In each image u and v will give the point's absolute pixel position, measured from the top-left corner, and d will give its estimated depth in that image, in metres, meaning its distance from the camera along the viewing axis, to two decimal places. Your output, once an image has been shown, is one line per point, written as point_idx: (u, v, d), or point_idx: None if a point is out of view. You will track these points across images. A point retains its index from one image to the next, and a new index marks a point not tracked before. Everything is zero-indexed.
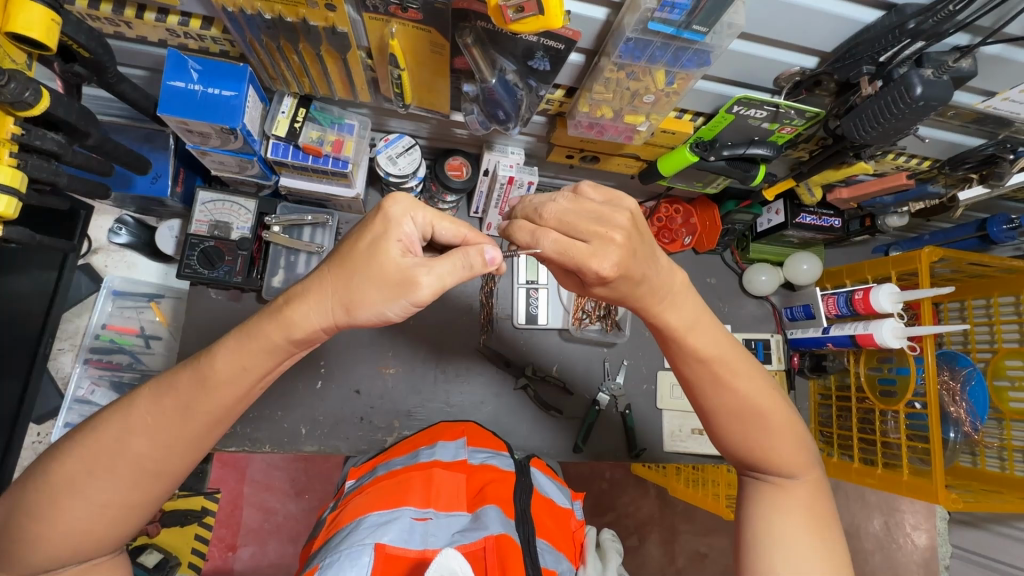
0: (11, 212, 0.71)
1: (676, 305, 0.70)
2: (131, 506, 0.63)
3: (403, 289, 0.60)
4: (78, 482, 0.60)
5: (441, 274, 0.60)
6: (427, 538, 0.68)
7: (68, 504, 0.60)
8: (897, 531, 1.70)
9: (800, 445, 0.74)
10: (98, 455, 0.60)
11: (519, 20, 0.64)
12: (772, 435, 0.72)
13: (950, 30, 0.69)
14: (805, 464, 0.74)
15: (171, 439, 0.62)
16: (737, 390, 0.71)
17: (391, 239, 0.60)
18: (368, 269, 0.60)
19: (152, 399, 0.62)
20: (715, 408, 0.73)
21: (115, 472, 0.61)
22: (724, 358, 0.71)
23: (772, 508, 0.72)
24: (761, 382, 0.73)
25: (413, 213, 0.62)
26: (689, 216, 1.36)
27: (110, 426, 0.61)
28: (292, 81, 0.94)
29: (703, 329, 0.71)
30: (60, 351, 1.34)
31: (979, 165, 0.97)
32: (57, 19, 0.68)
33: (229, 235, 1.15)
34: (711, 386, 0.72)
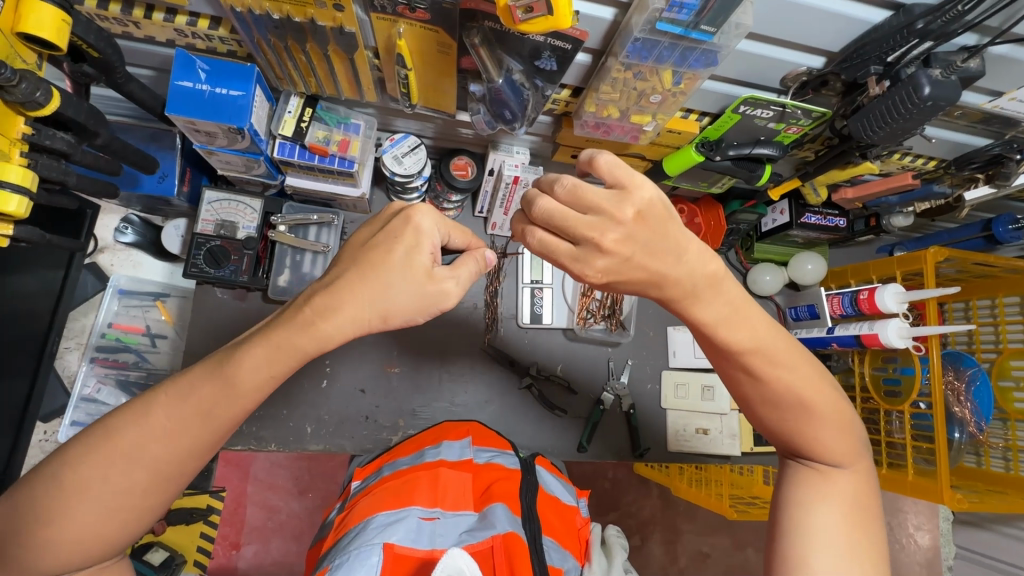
0: (22, 211, 0.72)
1: (705, 300, 0.63)
2: (142, 509, 0.62)
3: (434, 299, 0.63)
4: (90, 484, 0.59)
5: (464, 281, 0.65)
6: (435, 538, 0.69)
7: (82, 507, 0.59)
8: (901, 532, 1.73)
9: (847, 433, 0.71)
10: (114, 457, 0.59)
11: (528, 20, 0.64)
12: (817, 425, 0.69)
13: (959, 30, 0.69)
14: (851, 452, 0.71)
15: (188, 440, 0.61)
16: (781, 381, 0.67)
17: (425, 250, 0.62)
18: (404, 278, 0.61)
19: (170, 402, 0.61)
20: (757, 397, 0.69)
21: (131, 476, 0.60)
22: (769, 350, 0.66)
23: (811, 496, 0.70)
24: (809, 369, 0.68)
25: (439, 223, 0.64)
26: (693, 216, 1.33)
27: (127, 430, 0.60)
28: (299, 81, 0.94)
29: (748, 319, 0.65)
30: (66, 350, 1.34)
31: (985, 165, 0.97)
32: (68, 19, 0.68)
33: (234, 235, 1.15)
34: (754, 376, 0.67)
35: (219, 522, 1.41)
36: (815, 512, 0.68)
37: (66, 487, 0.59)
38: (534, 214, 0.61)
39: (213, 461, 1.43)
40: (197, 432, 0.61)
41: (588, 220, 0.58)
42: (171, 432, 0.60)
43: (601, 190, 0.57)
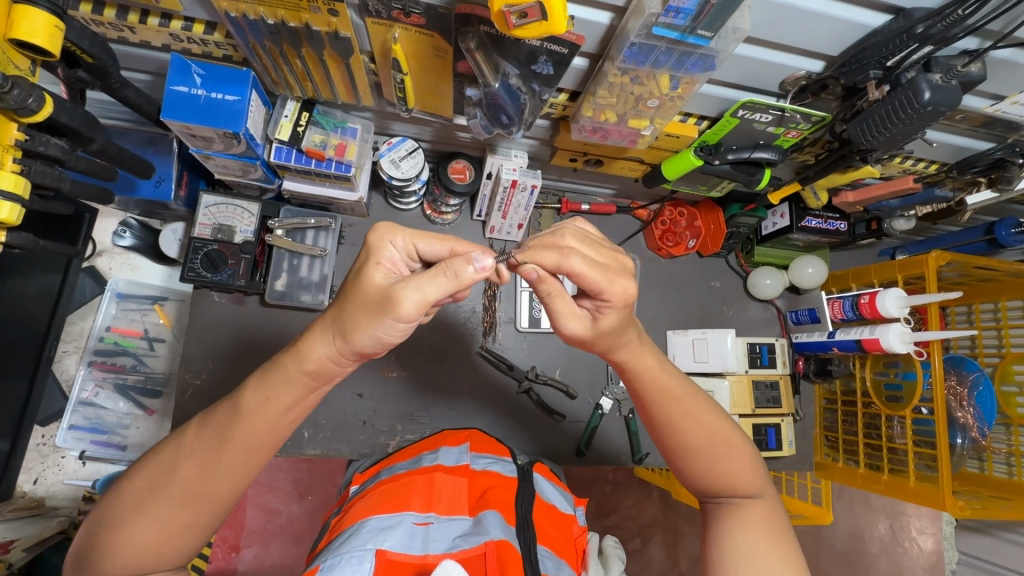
0: (14, 218, 0.71)
1: (644, 353, 0.72)
2: (186, 525, 0.63)
3: (387, 309, 0.57)
4: (143, 501, 0.62)
5: (421, 288, 0.57)
6: (428, 542, 0.68)
7: (136, 524, 0.61)
8: (903, 536, 1.68)
9: (755, 464, 0.75)
10: (155, 477, 0.63)
11: (523, 25, 0.64)
12: (728, 460, 0.73)
13: (959, 34, 0.68)
14: (762, 481, 0.75)
15: (209, 460, 0.63)
16: (688, 424, 0.73)
17: (373, 266, 0.60)
18: (353, 295, 0.59)
19: (199, 425, 0.64)
20: (670, 443, 0.75)
21: (167, 491, 0.62)
22: (673, 399, 0.73)
23: (733, 525, 0.73)
24: (710, 410, 0.75)
25: (393, 236, 0.62)
26: (693, 219, 1.37)
27: (166, 452, 0.64)
28: (295, 85, 0.93)
29: (651, 372, 0.72)
30: (64, 353, 1.34)
31: (987, 169, 0.96)
32: (61, 25, 0.68)
33: (232, 239, 1.14)
34: (664, 424, 0.74)
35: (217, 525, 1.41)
36: (737, 541, 0.71)
37: (119, 503, 0.63)
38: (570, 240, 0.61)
39: None
40: (223, 452, 0.62)
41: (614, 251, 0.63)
42: (202, 450, 0.63)
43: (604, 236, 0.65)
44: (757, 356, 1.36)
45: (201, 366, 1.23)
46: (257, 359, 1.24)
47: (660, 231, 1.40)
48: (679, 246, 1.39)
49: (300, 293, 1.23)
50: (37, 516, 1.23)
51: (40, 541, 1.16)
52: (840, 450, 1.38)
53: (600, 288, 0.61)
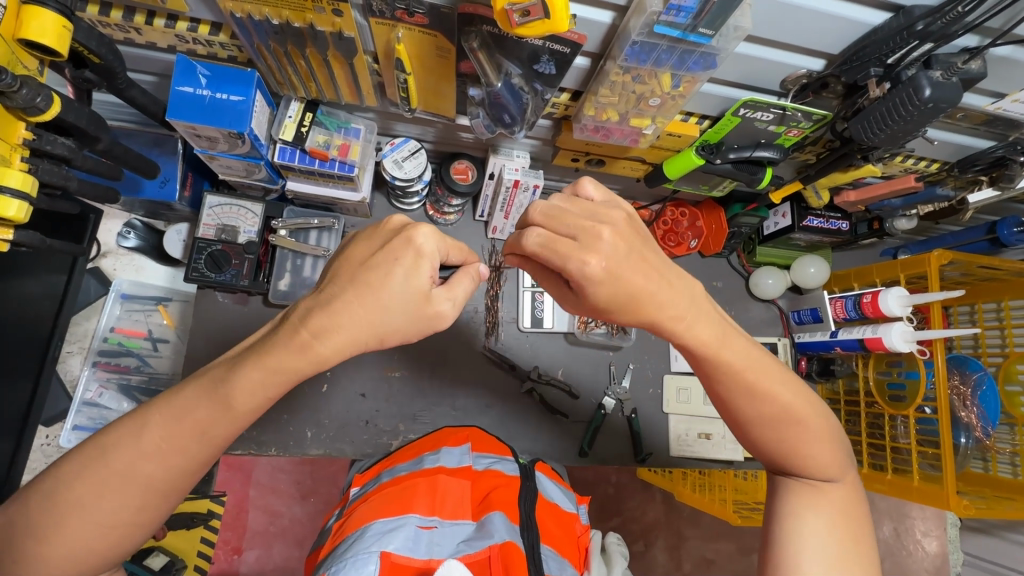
0: (22, 216, 0.72)
1: (703, 323, 0.64)
2: (136, 526, 0.62)
3: (427, 319, 0.62)
4: (91, 503, 0.60)
5: (458, 302, 0.65)
6: (432, 547, 0.68)
7: (87, 524, 0.59)
8: (907, 538, 1.70)
9: (835, 444, 0.72)
10: (108, 479, 0.60)
11: (525, 24, 0.64)
12: (811, 440, 0.69)
13: (960, 31, 0.69)
14: (839, 461, 0.72)
15: (174, 464, 0.61)
16: (775, 405, 0.67)
17: (426, 272, 0.61)
18: (400, 302, 0.60)
19: (163, 428, 0.61)
20: (754, 421, 0.69)
21: (124, 496, 0.60)
22: (762, 379, 0.67)
23: (802, 505, 0.71)
24: (797, 391, 0.69)
25: (441, 244, 0.63)
26: (694, 219, 1.37)
27: (121, 452, 0.60)
28: (299, 86, 0.94)
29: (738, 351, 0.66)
30: (69, 353, 1.35)
31: (989, 167, 0.96)
32: (69, 26, 0.68)
33: (236, 239, 1.15)
34: (750, 403, 0.67)
35: (219, 527, 1.41)
36: (805, 523, 0.70)
37: (57, 502, 0.59)
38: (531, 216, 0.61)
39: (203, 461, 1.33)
40: (195, 448, 0.62)
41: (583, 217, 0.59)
42: (165, 451, 0.61)
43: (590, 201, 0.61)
44: None
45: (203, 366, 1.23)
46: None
47: (663, 231, 1.40)
48: (680, 246, 1.39)
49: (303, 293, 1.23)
50: None
51: None
52: None
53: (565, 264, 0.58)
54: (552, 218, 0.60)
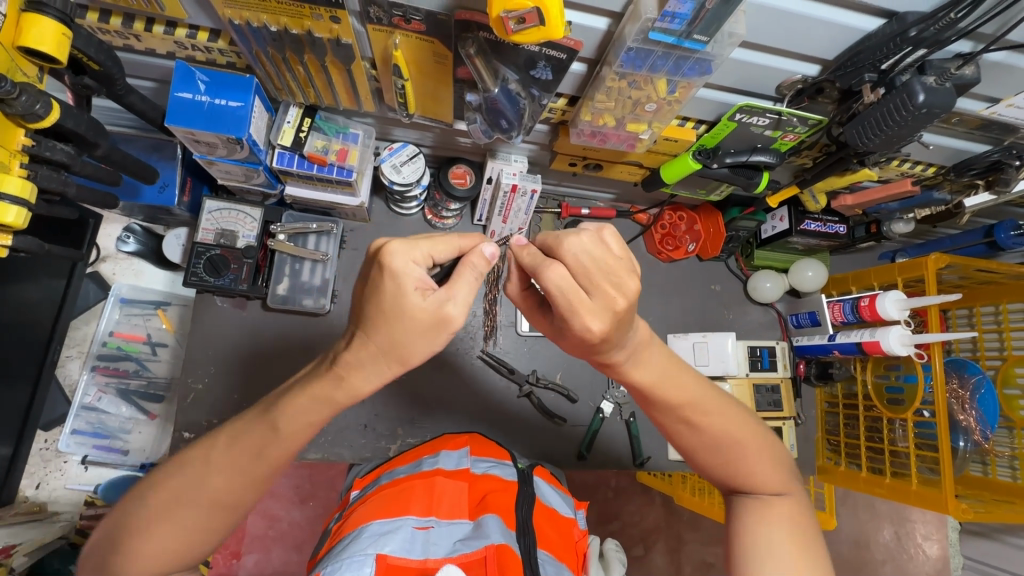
0: (21, 222, 0.72)
1: (642, 363, 0.68)
2: (209, 530, 0.65)
3: (440, 327, 0.57)
4: (168, 509, 0.63)
5: (466, 298, 0.57)
6: (428, 547, 0.68)
7: (161, 530, 0.62)
8: (908, 541, 1.65)
9: (780, 463, 0.75)
10: (182, 486, 0.63)
11: (520, 31, 0.65)
12: (753, 460, 0.74)
13: (953, 37, 0.69)
14: (786, 480, 0.75)
15: (237, 474, 0.63)
16: (712, 429, 0.73)
17: (411, 293, 0.55)
18: (400, 324, 0.56)
19: (227, 437, 0.64)
20: (695, 447, 0.75)
21: (196, 501, 0.63)
22: (700, 406, 0.72)
23: (758, 520, 0.73)
24: (734, 416, 0.74)
25: (414, 253, 0.56)
26: (692, 224, 1.36)
27: (196, 461, 0.64)
28: (298, 91, 0.94)
29: (676, 382, 0.71)
30: (68, 358, 1.34)
31: (984, 171, 0.97)
32: (69, 33, 0.69)
33: (234, 243, 1.15)
34: (691, 429, 0.73)
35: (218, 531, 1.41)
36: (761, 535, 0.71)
37: (141, 510, 0.63)
38: (562, 252, 0.57)
39: None
40: (253, 467, 0.63)
41: (608, 278, 0.57)
42: (227, 466, 0.63)
43: (617, 254, 0.57)
44: (757, 360, 1.38)
45: (202, 370, 1.23)
46: (261, 363, 1.25)
47: (660, 235, 1.41)
48: (679, 250, 1.40)
49: (302, 297, 1.24)
50: (39, 521, 1.23)
51: (40, 546, 1.16)
52: (841, 454, 1.37)
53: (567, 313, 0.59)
54: (578, 264, 0.57)
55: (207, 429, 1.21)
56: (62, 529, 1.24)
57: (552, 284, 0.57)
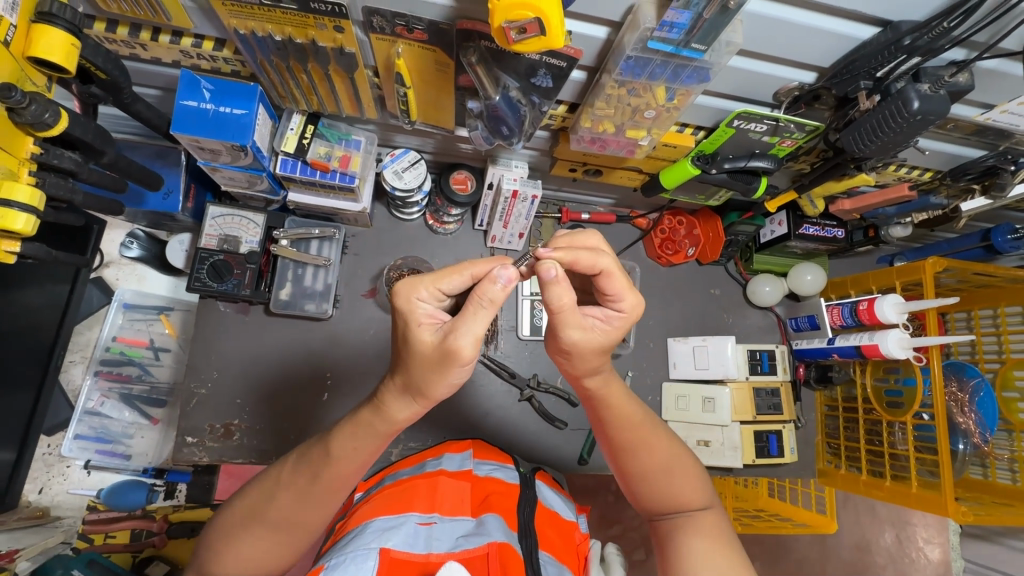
0: (29, 229, 0.73)
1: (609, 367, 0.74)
2: (280, 546, 0.70)
3: (449, 360, 0.58)
4: (246, 521, 0.70)
5: (473, 330, 0.58)
6: (431, 541, 0.68)
7: (241, 549, 0.69)
8: (910, 544, 1.63)
9: (703, 479, 0.81)
10: (260, 500, 0.70)
11: (521, 40, 0.66)
12: (681, 476, 0.79)
13: (946, 45, 0.70)
14: (710, 494, 0.81)
15: (302, 494, 0.69)
16: (645, 449, 0.78)
17: (418, 329, 0.61)
18: (413, 360, 0.61)
19: (298, 460, 0.71)
20: (634, 469, 0.79)
21: (268, 517, 0.69)
22: (634, 427, 0.77)
23: (691, 534, 0.76)
24: (664, 436, 0.80)
25: (416, 291, 0.62)
26: (692, 228, 1.37)
27: (273, 479, 0.72)
28: (301, 99, 0.96)
29: (614, 405, 0.76)
30: (71, 363, 1.36)
31: (980, 176, 0.98)
32: (77, 44, 0.70)
33: (237, 249, 1.16)
34: (629, 451, 0.78)
35: None
36: (694, 546, 0.74)
37: (229, 518, 0.72)
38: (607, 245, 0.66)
39: (214, 473, 1.32)
40: (313, 490, 0.69)
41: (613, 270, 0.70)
42: (294, 487, 0.70)
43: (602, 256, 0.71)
44: (757, 362, 1.37)
45: (206, 375, 1.24)
46: (274, 371, 1.26)
47: (659, 239, 1.42)
48: (679, 254, 1.41)
49: (304, 302, 1.25)
50: (42, 525, 1.24)
51: (42, 551, 1.17)
52: (842, 457, 1.37)
53: (619, 292, 0.67)
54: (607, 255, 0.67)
55: (210, 433, 1.22)
56: (64, 534, 1.25)
57: (606, 265, 0.65)
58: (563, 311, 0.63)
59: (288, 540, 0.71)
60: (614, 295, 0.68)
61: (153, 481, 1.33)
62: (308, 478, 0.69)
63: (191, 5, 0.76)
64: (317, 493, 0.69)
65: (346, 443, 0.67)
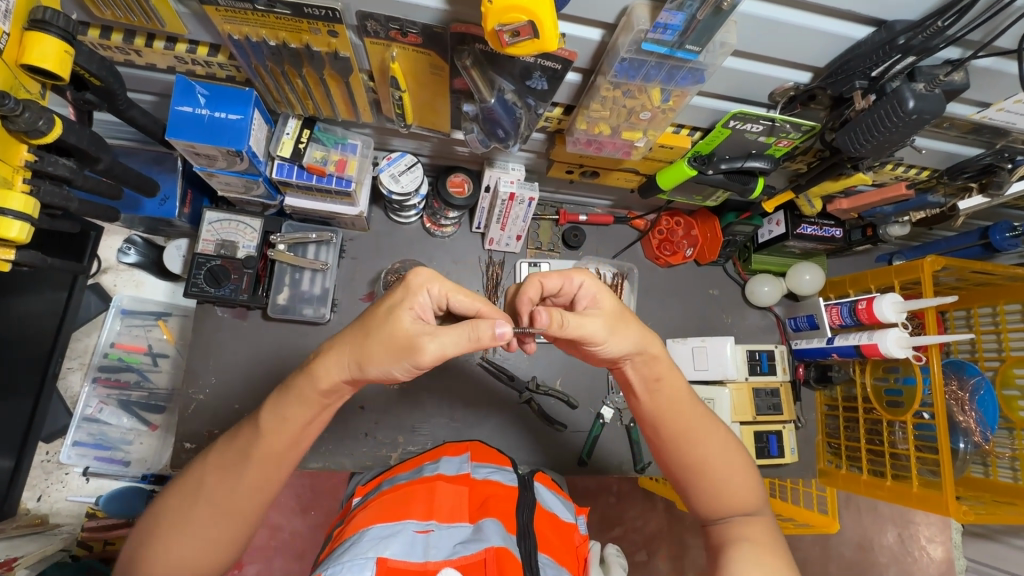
0: (24, 237, 0.72)
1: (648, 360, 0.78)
2: (211, 533, 0.70)
3: (407, 352, 0.65)
4: (176, 510, 0.70)
5: (443, 343, 0.64)
6: (429, 549, 0.68)
7: (174, 540, 0.69)
8: (912, 543, 1.61)
9: (755, 483, 0.80)
10: (185, 492, 0.71)
11: (515, 43, 0.66)
12: (733, 477, 0.79)
13: (941, 44, 0.70)
14: (761, 500, 0.80)
15: (231, 473, 0.71)
16: (697, 443, 0.79)
17: (410, 310, 0.68)
18: (383, 332, 0.67)
19: (223, 445, 0.73)
20: (683, 462, 0.80)
21: (196, 508, 0.70)
22: (684, 418, 0.79)
23: (738, 538, 0.76)
24: (717, 433, 0.80)
25: (429, 285, 0.69)
26: (690, 228, 1.38)
27: (196, 471, 0.73)
28: (296, 104, 0.96)
29: (662, 396, 0.80)
30: (70, 369, 1.35)
31: (978, 174, 0.99)
32: (71, 50, 0.70)
33: (235, 253, 1.16)
34: (678, 443, 0.79)
35: None
36: (742, 551, 0.73)
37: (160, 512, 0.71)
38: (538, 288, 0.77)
39: None
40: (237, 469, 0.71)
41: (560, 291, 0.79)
42: (221, 469, 0.71)
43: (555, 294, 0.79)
44: (757, 363, 1.37)
45: (204, 381, 1.23)
46: (275, 375, 1.25)
47: (658, 240, 1.42)
48: (677, 255, 1.41)
49: (303, 307, 1.25)
50: (40, 533, 1.24)
51: (41, 559, 1.15)
52: (842, 456, 1.37)
53: (564, 280, 0.76)
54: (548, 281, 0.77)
55: (209, 439, 1.21)
56: (63, 541, 1.24)
57: (537, 278, 0.76)
58: (565, 313, 0.69)
59: (222, 524, 0.71)
60: (564, 287, 0.77)
61: (152, 487, 1.32)
62: (238, 458, 0.71)
63: (184, 11, 0.76)
64: (248, 471, 0.71)
65: (294, 429, 0.72)
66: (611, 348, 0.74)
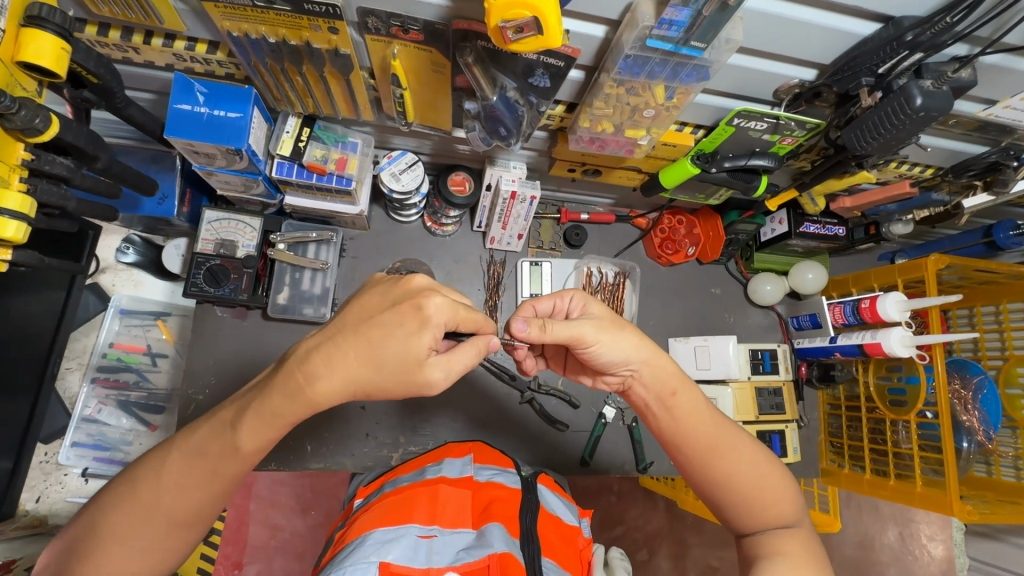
0: (20, 236, 0.71)
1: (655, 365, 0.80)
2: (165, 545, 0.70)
3: (420, 385, 0.68)
4: (127, 522, 0.68)
5: (451, 374, 0.69)
6: (432, 556, 0.68)
7: (127, 556, 0.67)
8: (912, 542, 1.61)
9: (790, 492, 0.79)
10: (135, 507, 0.68)
11: (519, 40, 0.65)
12: (766, 489, 0.78)
13: (949, 41, 0.69)
14: (797, 510, 0.79)
15: (194, 489, 0.69)
16: (725, 459, 0.78)
17: (426, 341, 0.66)
18: (397, 362, 0.66)
19: (187, 451, 0.70)
20: (712, 479, 0.79)
21: (152, 524, 0.68)
22: (710, 434, 0.78)
23: (774, 551, 0.75)
24: (745, 446, 0.79)
25: (444, 316, 0.68)
26: (692, 227, 1.37)
27: (146, 484, 0.68)
28: (296, 101, 0.95)
29: (682, 414, 0.79)
30: (68, 369, 1.34)
31: (982, 173, 0.98)
32: (68, 47, 0.69)
33: (234, 253, 1.15)
34: (706, 460, 0.78)
35: (219, 543, 1.44)
36: (780, 564, 0.73)
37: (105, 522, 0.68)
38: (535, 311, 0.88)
39: None
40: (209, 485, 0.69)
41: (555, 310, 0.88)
42: (180, 485, 0.69)
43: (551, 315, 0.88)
44: (759, 362, 1.37)
45: (204, 382, 1.22)
46: None
47: (659, 239, 1.41)
48: (678, 254, 1.40)
49: (302, 307, 1.24)
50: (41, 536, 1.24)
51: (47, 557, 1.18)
52: (845, 455, 1.36)
53: (553, 301, 0.86)
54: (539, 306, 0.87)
55: None
56: None
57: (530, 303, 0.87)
58: (547, 320, 0.75)
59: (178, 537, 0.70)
60: (556, 308, 0.87)
61: None
62: (204, 475, 0.69)
63: (183, 8, 0.75)
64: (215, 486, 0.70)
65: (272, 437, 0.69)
66: (603, 353, 0.78)
